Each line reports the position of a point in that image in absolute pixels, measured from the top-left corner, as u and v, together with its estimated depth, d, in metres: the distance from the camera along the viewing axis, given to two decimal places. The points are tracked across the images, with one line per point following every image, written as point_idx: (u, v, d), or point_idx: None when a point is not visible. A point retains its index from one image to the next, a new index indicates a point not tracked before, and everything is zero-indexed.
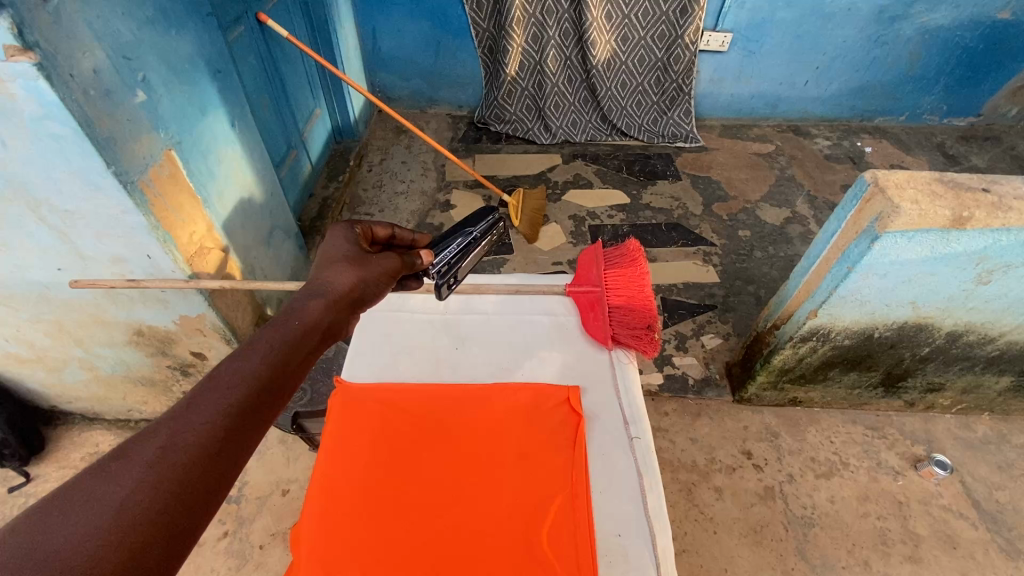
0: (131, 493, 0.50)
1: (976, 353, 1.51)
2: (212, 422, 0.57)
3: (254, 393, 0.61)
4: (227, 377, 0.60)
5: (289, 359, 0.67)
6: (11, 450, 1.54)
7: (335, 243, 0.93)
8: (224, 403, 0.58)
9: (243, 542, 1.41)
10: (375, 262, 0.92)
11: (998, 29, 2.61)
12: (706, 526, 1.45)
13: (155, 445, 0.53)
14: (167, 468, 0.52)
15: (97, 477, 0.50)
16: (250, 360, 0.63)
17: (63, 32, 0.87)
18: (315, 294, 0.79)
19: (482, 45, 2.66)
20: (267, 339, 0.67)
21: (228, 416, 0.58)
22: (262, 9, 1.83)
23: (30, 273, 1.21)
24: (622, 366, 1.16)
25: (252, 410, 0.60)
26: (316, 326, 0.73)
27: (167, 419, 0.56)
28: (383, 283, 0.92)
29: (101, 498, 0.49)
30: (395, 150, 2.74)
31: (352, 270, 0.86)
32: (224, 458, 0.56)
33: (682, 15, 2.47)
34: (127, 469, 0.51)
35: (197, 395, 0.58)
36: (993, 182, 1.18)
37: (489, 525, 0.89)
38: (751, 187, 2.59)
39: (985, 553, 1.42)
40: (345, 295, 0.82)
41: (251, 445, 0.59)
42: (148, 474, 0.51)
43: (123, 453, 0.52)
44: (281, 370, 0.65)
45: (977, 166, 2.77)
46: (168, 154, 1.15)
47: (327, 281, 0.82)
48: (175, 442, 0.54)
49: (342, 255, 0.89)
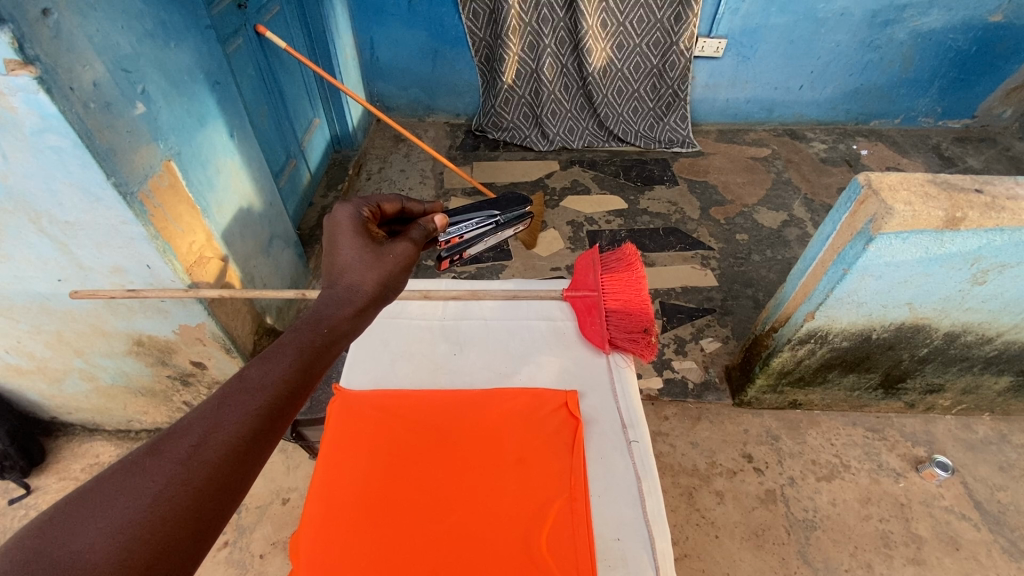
0: (163, 489, 0.51)
1: (974, 353, 1.51)
2: (241, 423, 0.58)
3: (280, 395, 0.62)
4: (256, 378, 0.62)
5: (315, 364, 0.68)
6: (11, 462, 1.54)
7: (351, 236, 0.92)
8: (252, 404, 0.60)
9: (243, 552, 1.41)
10: (392, 255, 0.91)
11: (990, 32, 2.64)
12: (707, 530, 1.44)
13: (188, 442, 0.55)
14: (197, 467, 0.53)
15: (132, 470, 0.52)
16: (279, 362, 0.65)
17: (63, 46, 0.89)
18: (342, 299, 0.80)
19: (479, 54, 2.68)
20: (295, 343, 0.68)
21: (257, 417, 0.59)
22: (261, 21, 1.86)
23: (30, 284, 1.22)
24: (620, 370, 1.17)
25: (278, 412, 0.61)
26: (341, 332, 0.75)
27: (197, 417, 0.57)
28: (401, 277, 0.91)
29: (135, 491, 0.50)
30: (393, 158, 2.77)
31: (374, 273, 0.86)
32: (251, 458, 0.57)
33: (676, 22, 2.49)
34: (160, 466, 0.52)
35: (226, 396, 0.59)
36: (986, 183, 1.19)
37: (495, 527, 0.89)
38: (748, 191, 2.61)
39: (988, 555, 1.41)
40: (370, 300, 0.83)
41: (273, 446, 0.60)
42: (179, 471, 0.53)
43: (155, 448, 0.54)
44: (306, 374, 0.66)
45: (973, 167, 2.78)
46: (168, 165, 1.16)
47: (352, 286, 0.83)
48: (206, 442, 0.55)
49: (366, 252, 0.89)
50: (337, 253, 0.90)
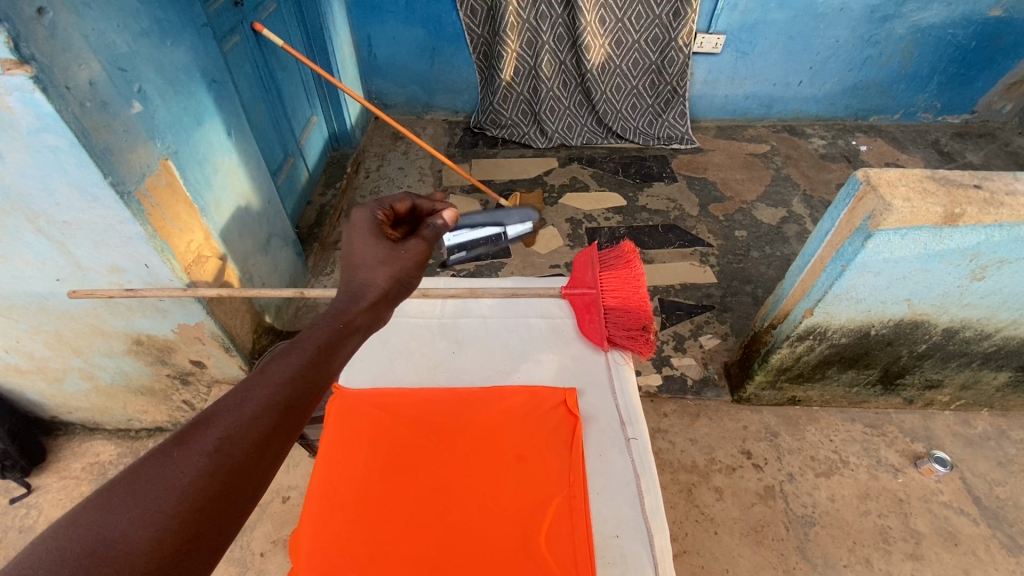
0: (191, 479, 0.51)
1: (973, 349, 1.51)
2: (263, 416, 0.58)
3: (299, 390, 0.63)
4: (276, 373, 0.63)
5: (331, 360, 0.69)
6: (12, 461, 1.53)
7: (366, 235, 0.93)
8: (274, 398, 0.60)
9: (244, 549, 1.41)
10: (404, 252, 0.91)
11: (990, 26, 2.63)
12: (706, 527, 1.45)
13: (214, 434, 0.55)
14: (223, 458, 0.54)
15: (159, 460, 0.52)
16: (297, 359, 0.66)
17: (59, 45, 0.88)
18: (354, 297, 0.81)
19: (478, 51, 2.67)
20: (312, 340, 0.69)
21: (279, 411, 0.60)
22: (257, 18, 1.85)
23: (29, 284, 1.21)
24: (618, 367, 1.17)
25: (298, 407, 0.62)
26: (354, 327, 0.76)
27: (221, 410, 0.57)
28: (415, 275, 0.92)
29: (162, 481, 0.51)
30: (392, 155, 2.76)
31: (387, 270, 0.87)
32: (274, 452, 0.58)
33: (675, 18, 2.48)
34: (187, 456, 0.53)
35: (248, 390, 0.60)
36: (985, 178, 1.19)
37: (502, 524, 0.90)
38: (747, 187, 2.60)
39: (987, 550, 1.42)
40: (382, 297, 0.83)
41: (294, 442, 0.61)
42: (205, 462, 0.53)
43: (182, 440, 0.54)
44: (324, 370, 0.67)
45: (972, 162, 2.78)
46: (165, 164, 1.16)
47: (364, 283, 0.83)
48: (231, 433, 0.56)
49: (377, 250, 0.89)
50: (350, 253, 0.90)
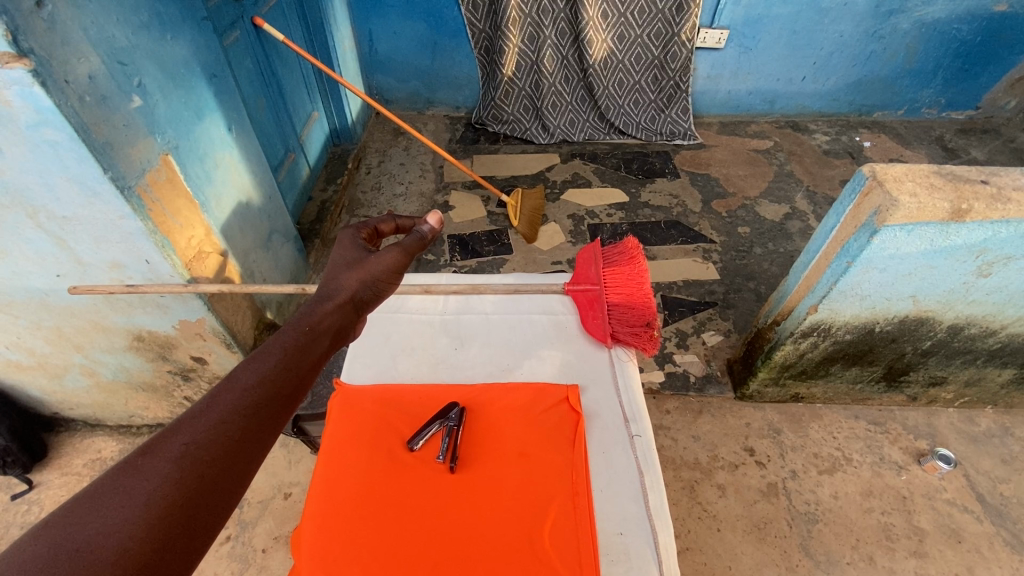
0: (158, 486, 0.53)
1: (977, 346, 1.50)
2: (229, 420, 0.60)
3: (268, 394, 0.64)
4: (243, 378, 0.65)
5: (301, 362, 0.71)
6: (13, 457, 1.53)
7: (343, 247, 0.96)
8: (242, 402, 0.62)
9: (246, 546, 1.41)
10: (376, 258, 0.93)
11: (995, 21, 2.61)
12: (709, 524, 1.44)
13: (179, 441, 0.56)
14: (189, 464, 0.55)
15: (126, 471, 0.54)
16: (264, 363, 0.68)
17: (58, 38, 0.87)
18: (322, 301, 0.83)
19: (479, 46, 2.66)
20: (280, 344, 0.71)
21: (246, 414, 0.61)
22: (257, 13, 1.83)
23: (28, 280, 1.21)
24: (622, 364, 1.16)
25: (267, 411, 0.63)
26: (324, 330, 0.78)
27: (187, 418, 0.59)
28: (388, 282, 0.94)
29: (129, 491, 0.52)
30: (393, 151, 2.75)
31: (356, 274, 0.90)
32: (243, 455, 0.59)
33: (677, 13, 2.47)
34: (153, 465, 0.54)
35: (215, 396, 0.62)
36: (992, 174, 1.18)
37: (495, 524, 0.89)
38: (750, 183, 2.59)
39: (990, 547, 1.41)
40: (350, 300, 0.86)
41: (267, 446, 0.62)
42: (172, 469, 0.54)
43: (148, 449, 0.55)
44: (293, 374, 0.69)
45: (977, 158, 2.76)
46: (165, 159, 1.15)
47: (332, 288, 0.86)
48: (197, 439, 0.57)
49: (345, 259, 0.93)
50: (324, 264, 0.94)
